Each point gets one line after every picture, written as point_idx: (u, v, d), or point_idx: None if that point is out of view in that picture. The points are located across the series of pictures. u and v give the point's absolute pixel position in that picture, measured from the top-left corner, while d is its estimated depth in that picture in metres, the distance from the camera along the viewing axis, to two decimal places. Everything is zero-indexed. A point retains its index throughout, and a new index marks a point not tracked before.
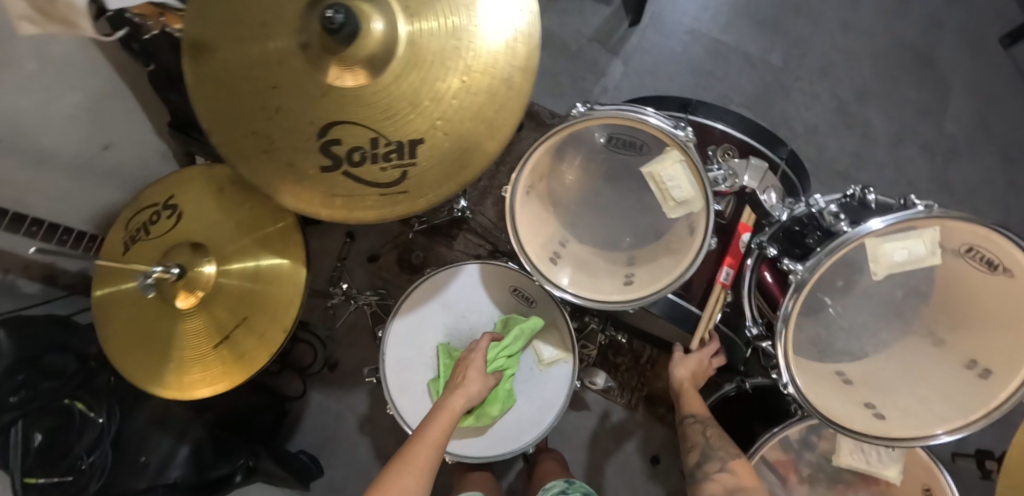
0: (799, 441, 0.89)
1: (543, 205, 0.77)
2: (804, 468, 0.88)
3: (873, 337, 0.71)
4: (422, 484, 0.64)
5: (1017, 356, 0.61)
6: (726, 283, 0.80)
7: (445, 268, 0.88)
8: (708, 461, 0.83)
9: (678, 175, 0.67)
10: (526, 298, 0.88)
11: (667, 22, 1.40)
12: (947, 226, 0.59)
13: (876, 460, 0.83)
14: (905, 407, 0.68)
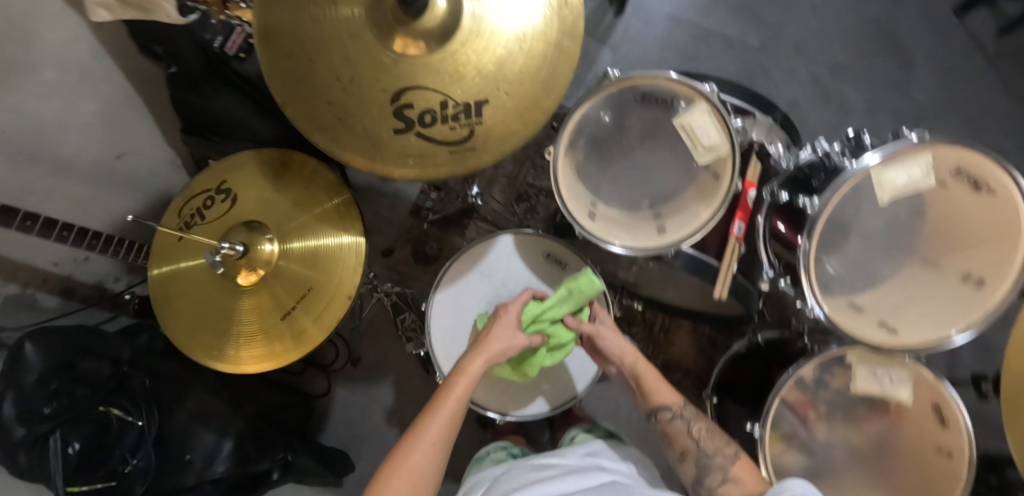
0: (815, 381, 0.95)
1: (574, 169, 0.83)
2: (822, 405, 0.96)
3: (880, 267, 0.77)
4: (436, 451, 0.71)
5: (1004, 262, 0.71)
6: (739, 235, 0.87)
7: (483, 240, 0.94)
8: (706, 473, 0.78)
9: (706, 124, 0.77)
10: (559, 262, 0.94)
11: (650, 11, 1.48)
12: (936, 149, 0.70)
13: (889, 383, 0.91)
14: (913, 322, 0.76)
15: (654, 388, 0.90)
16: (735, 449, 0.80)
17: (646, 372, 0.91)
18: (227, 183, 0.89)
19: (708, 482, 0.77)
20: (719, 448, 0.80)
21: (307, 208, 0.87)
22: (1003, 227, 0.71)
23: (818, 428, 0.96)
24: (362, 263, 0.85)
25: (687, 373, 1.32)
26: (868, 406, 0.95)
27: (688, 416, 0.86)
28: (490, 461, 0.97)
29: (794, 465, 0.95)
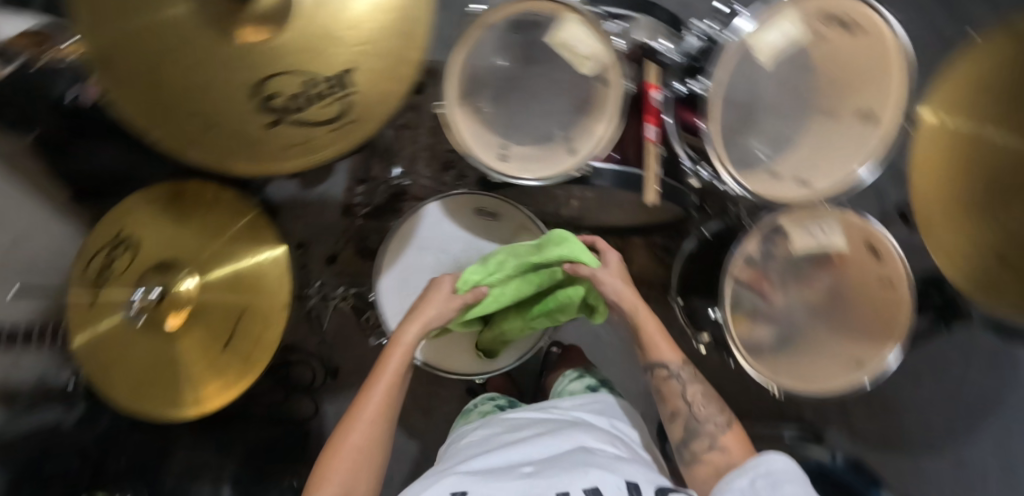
0: (762, 255, 1.00)
1: (475, 117, 0.81)
2: (772, 275, 1.01)
3: (786, 128, 0.83)
4: (374, 429, 0.75)
5: (887, 90, 0.76)
6: (654, 138, 0.87)
7: (408, 215, 0.92)
8: (694, 437, 0.81)
9: (580, 34, 0.77)
10: (489, 214, 0.95)
11: None
12: (798, 2, 0.75)
13: (823, 235, 0.96)
14: (826, 171, 0.80)
15: (656, 344, 0.88)
16: (727, 418, 0.83)
17: (650, 328, 0.89)
18: (124, 233, 0.85)
19: (694, 446, 0.80)
20: (710, 415, 0.83)
21: (217, 234, 0.91)
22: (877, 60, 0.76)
23: (773, 296, 1.02)
24: (289, 270, 0.94)
25: (652, 285, 1.36)
26: (814, 263, 1.00)
27: (684, 376, 0.86)
28: (478, 414, 0.99)
29: (763, 336, 1.01)
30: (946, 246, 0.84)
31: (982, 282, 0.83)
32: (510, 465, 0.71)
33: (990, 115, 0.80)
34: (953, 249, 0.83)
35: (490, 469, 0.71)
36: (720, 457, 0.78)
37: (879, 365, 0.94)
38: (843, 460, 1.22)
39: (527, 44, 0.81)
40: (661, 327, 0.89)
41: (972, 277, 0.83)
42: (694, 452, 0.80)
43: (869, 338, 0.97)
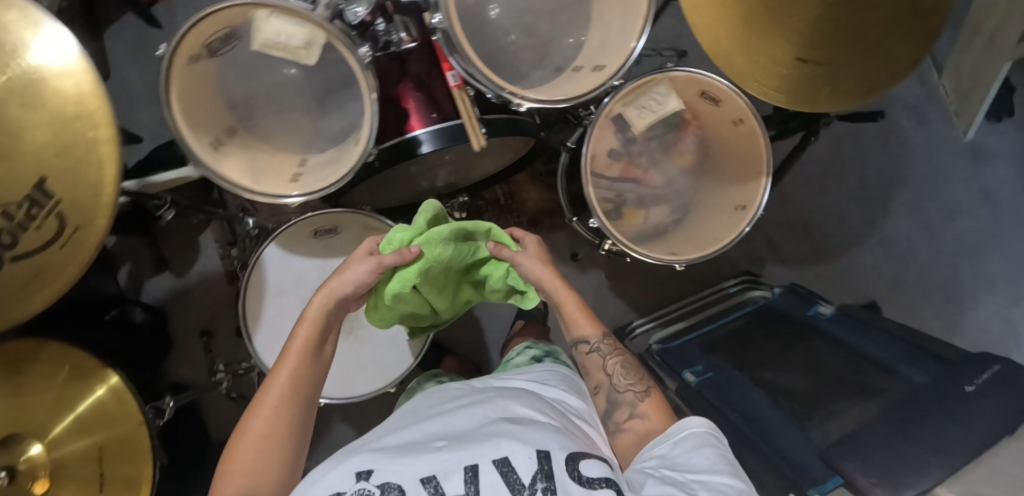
0: (622, 145, 1.01)
1: (247, 149, 0.79)
2: (639, 158, 1.04)
3: (569, 24, 0.90)
4: (281, 415, 0.70)
5: None
6: (458, 82, 0.83)
7: (245, 268, 0.80)
8: (615, 408, 0.85)
9: (280, 27, 0.69)
10: (330, 230, 0.82)
11: None
12: None
13: (660, 102, 0.95)
14: (610, 46, 0.87)
15: (577, 321, 0.93)
16: (645, 386, 0.86)
17: (568, 301, 0.94)
18: None
19: (615, 417, 0.84)
20: (626, 385, 0.87)
21: (43, 386, 0.87)
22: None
23: (649, 177, 1.05)
24: (133, 395, 0.89)
25: (552, 212, 1.36)
26: (671, 135, 1.04)
27: (604, 349, 0.91)
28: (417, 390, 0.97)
29: (658, 219, 1.05)
30: (756, 72, 0.71)
31: (803, 98, 0.71)
32: (427, 437, 0.70)
33: None
34: (763, 75, 0.71)
35: (403, 444, 0.70)
36: (639, 425, 0.82)
37: (759, 197, 0.96)
38: (782, 291, 1.27)
39: (250, 52, 0.75)
40: (582, 310, 0.93)
41: (795, 97, 0.71)
42: (617, 423, 0.83)
43: (743, 182, 1.01)
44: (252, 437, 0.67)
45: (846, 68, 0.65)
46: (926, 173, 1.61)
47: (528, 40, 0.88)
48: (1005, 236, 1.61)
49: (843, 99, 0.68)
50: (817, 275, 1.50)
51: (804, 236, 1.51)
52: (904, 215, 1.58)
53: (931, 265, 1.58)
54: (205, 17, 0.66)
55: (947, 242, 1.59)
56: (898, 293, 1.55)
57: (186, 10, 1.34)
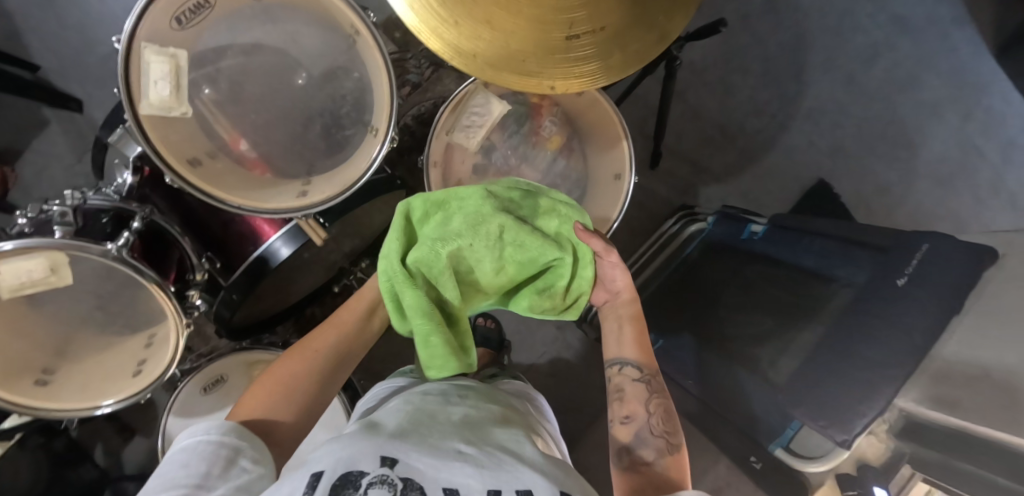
0: (482, 155, 0.95)
1: (73, 369, 0.76)
2: (506, 161, 0.97)
3: (347, 81, 0.86)
4: (310, 369, 0.69)
5: (343, 9, 0.78)
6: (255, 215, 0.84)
7: (157, 448, 0.86)
8: (640, 445, 0.69)
9: (15, 268, 0.63)
10: (214, 381, 0.91)
11: (96, 75, 1.30)
12: (147, 37, 0.72)
13: (482, 111, 0.90)
14: (378, 100, 0.85)
15: (624, 340, 0.81)
16: (677, 438, 0.70)
17: (625, 320, 0.83)
18: None
19: (637, 454, 0.68)
20: (652, 425, 0.70)
21: None
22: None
23: (523, 174, 0.98)
24: None
25: None
26: (529, 123, 0.98)
27: (645, 382, 0.76)
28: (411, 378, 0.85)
29: None
30: (510, 56, 0.61)
31: (597, 67, 0.62)
32: (448, 437, 0.56)
33: None
34: (539, 58, 0.61)
35: (418, 429, 0.56)
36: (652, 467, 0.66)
37: (629, 162, 0.92)
38: (716, 218, 1.25)
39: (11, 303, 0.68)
40: (642, 338, 0.81)
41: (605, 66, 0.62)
42: (635, 461, 0.67)
43: (611, 147, 0.95)
44: (291, 368, 0.68)
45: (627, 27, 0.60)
46: (830, 27, 1.52)
47: (312, 114, 0.86)
48: (930, 58, 1.52)
49: (656, 51, 0.61)
50: (754, 178, 1.45)
51: (724, 144, 1.46)
52: (821, 80, 1.51)
53: (865, 120, 1.51)
54: None
55: (874, 89, 1.52)
56: (842, 159, 1.49)
57: (40, 180, 1.28)
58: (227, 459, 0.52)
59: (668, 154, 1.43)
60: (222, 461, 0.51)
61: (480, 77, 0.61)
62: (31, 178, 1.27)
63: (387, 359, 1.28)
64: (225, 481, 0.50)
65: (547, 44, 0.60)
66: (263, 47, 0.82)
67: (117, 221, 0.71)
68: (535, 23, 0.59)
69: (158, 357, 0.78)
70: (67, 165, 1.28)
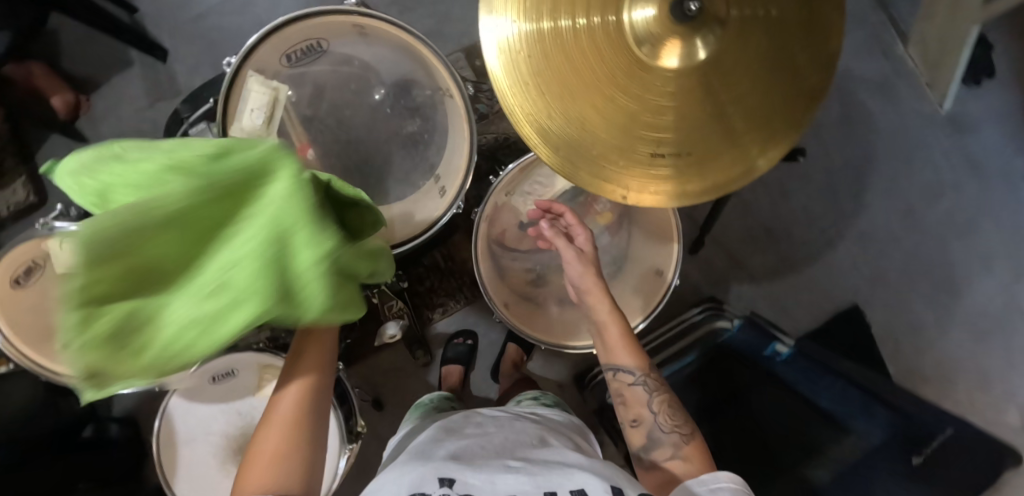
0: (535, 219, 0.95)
1: None
2: None
3: (424, 116, 0.87)
4: (287, 463, 0.55)
5: (435, 73, 0.85)
6: None
7: (154, 425, 0.81)
8: (653, 446, 0.72)
9: (78, 248, 0.67)
10: (227, 373, 0.83)
11: (186, 31, 1.34)
12: (258, 71, 0.79)
13: (546, 183, 0.95)
14: (450, 156, 0.87)
15: (613, 344, 0.79)
16: (691, 429, 0.73)
17: (607, 319, 0.79)
18: None
19: (653, 455, 0.72)
20: (666, 423, 0.74)
21: None
22: (398, 39, 0.83)
23: None
24: None
25: None
26: (584, 195, 0.97)
27: (648, 383, 0.77)
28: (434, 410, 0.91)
29: None
30: (587, 154, 0.62)
31: (670, 185, 0.63)
32: (494, 458, 0.63)
33: None
34: (618, 162, 0.62)
35: (476, 458, 0.63)
36: (678, 466, 0.69)
37: (674, 263, 0.95)
38: (742, 323, 1.16)
39: (63, 275, 0.71)
40: (627, 333, 0.79)
41: (681, 183, 0.62)
42: (655, 462, 0.71)
43: (658, 243, 0.97)
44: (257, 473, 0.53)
45: (710, 148, 0.61)
46: (901, 155, 1.50)
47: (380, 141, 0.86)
48: (993, 210, 1.49)
49: (736, 180, 0.63)
50: (788, 286, 1.43)
51: (768, 245, 1.44)
52: (880, 205, 1.48)
53: (915, 255, 1.47)
54: None
55: (930, 226, 1.48)
56: (881, 289, 1.46)
57: (110, 117, 1.32)
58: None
59: (711, 242, 1.43)
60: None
61: (553, 164, 0.62)
62: (101, 112, 1.32)
63: (386, 373, 1.27)
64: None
65: (629, 151, 0.61)
66: (343, 76, 0.84)
67: None
68: (625, 132, 0.61)
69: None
70: (137, 108, 1.32)
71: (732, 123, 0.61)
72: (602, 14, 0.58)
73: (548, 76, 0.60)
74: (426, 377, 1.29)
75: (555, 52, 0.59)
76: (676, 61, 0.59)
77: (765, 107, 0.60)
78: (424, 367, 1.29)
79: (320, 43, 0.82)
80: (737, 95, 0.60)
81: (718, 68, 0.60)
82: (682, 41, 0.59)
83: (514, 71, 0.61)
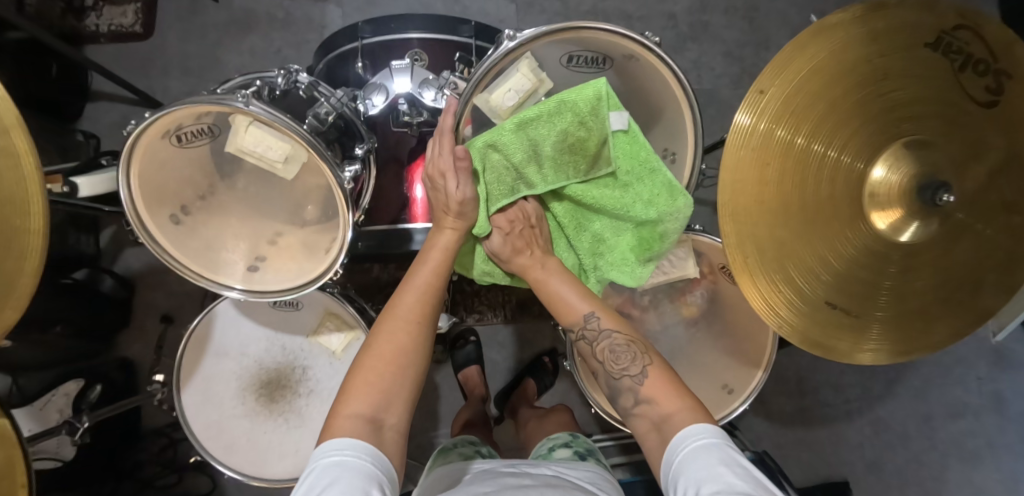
0: (629, 281, 0.92)
1: (210, 223, 0.69)
2: (643, 299, 0.93)
3: None
4: (392, 373, 0.57)
5: (676, 131, 0.75)
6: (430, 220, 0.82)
7: (192, 323, 0.81)
8: (619, 394, 0.66)
9: (262, 136, 0.61)
10: (291, 303, 0.82)
11: None
12: (533, 54, 0.66)
13: (671, 266, 0.89)
14: None
15: (562, 306, 0.72)
16: (643, 365, 0.65)
17: (545, 280, 0.74)
18: None
19: (621, 402, 0.65)
20: (628, 365, 0.66)
21: None
22: (663, 93, 0.72)
23: (649, 320, 0.94)
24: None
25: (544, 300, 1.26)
26: (682, 282, 0.94)
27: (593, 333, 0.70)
28: (459, 456, 0.82)
29: None
30: (760, 258, 0.64)
31: (804, 321, 0.66)
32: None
33: (845, 119, 0.59)
34: (778, 286, 0.65)
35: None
36: (648, 410, 0.62)
37: (750, 390, 0.94)
38: (752, 457, 1.18)
39: (221, 154, 0.65)
40: (577, 290, 0.73)
41: (816, 322, 0.66)
42: (623, 408, 0.65)
43: (736, 361, 0.95)
44: (360, 382, 0.56)
45: (857, 306, 0.66)
46: (944, 364, 1.48)
47: None
48: (1004, 451, 1.45)
49: (857, 346, 0.67)
50: (794, 438, 1.44)
51: (792, 392, 1.45)
52: (907, 402, 1.47)
53: (918, 462, 1.45)
54: (174, 109, 0.58)
55: (944, 443, 1.46)
56: (876, 478, 1.44)
57: None
58: (377, 478, 0.48)
59: None
60: (382, 475, 0.49)
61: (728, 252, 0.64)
62: None
63: None
64: (381, 490, 0.47)
65: (796, 272, 0.65)
66: None
67: (344, 136, 0.69)
68: (798, 267, 0.64)
69: (280, 263, 0.72)
70: None
71: (879, 307, 0.65)
72: (850, 159, 0.61)
73: (770, 188, 0.62)
74: (433, 373, 1.24)
75: (790, 168, 0.61)
76: (885, 226, 0.64)
77: (912, 311, 0.65)
78: (436, 363, 1.25)
79: (605, 61, 0.69)
80: (906, 284, 0.65)
81: (910, 255, 0.64)
82: (900, 213, 0.64)
83: (743, 163, 0.62)
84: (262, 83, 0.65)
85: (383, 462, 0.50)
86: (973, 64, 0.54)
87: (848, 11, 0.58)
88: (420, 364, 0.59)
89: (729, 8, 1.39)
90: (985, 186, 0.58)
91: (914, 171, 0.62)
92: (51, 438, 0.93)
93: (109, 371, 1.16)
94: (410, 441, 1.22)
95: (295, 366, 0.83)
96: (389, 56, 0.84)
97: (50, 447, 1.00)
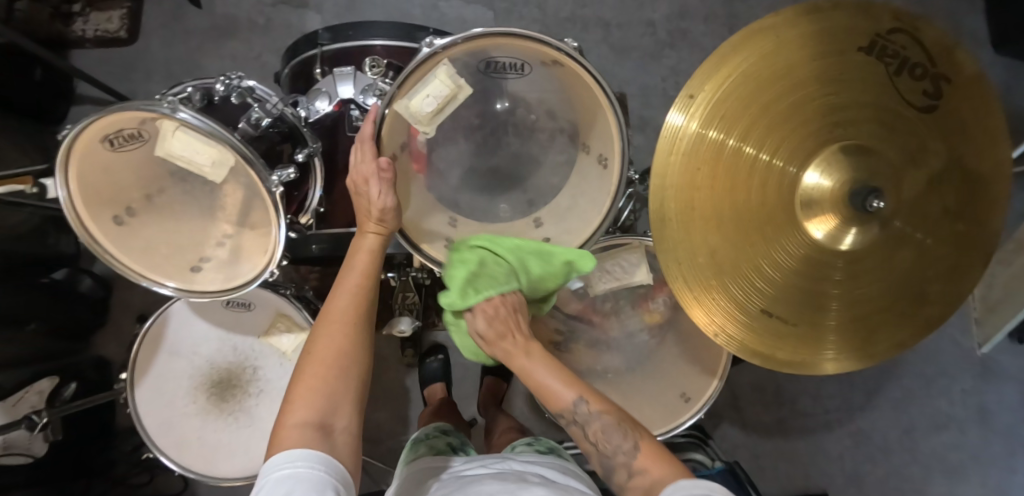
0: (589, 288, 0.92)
1: (151, 224, 0.72)
2: (603, 305, 0.93)
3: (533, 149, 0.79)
4: (337, 378, 0.58)
5: (608, 137, 0.75)
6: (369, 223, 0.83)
7: (146, 321, 0.83)
8: (613, 471, 0.63)
9: (190, 141, 0.63)
10: (243, 304, 0.83)
11: None
12: (450, 63, 0.68)
13: (624, 272, 0.89)
14: (556, 211, 0.81)
15: (546, 391, 0.67)
16: (634, 440, 0.62)
17: (529, 369, 0.67)
18: None
19: (617, 482, 0.63)
20: (620, 441, 0.63)
21: None
22: (590, 97, 0.73)
23: (608, 326, 0.94)
24: None
25: None
26: (643, 289, 0.94)
27: (582, 411, 0.65)
28: (428, 447, 0.82)
29: (605, 367, 0.95)
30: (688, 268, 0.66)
31: (739, 322, 0.67)
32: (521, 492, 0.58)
33: (777, 125, 0.59)
34: (712, 292, 0.66)
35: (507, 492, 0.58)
36: (641, 483, 0.60)
37: (706, 399, 0.93)
38: (721, 466, 1.16)
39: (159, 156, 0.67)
40: (554, 366, 0.68)
41: (752, 328, 0.67)
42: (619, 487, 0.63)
43: (697, 369, 0.95)
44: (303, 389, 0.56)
45: (797, 314, 0.65)
46: (928, 376, 1.46)
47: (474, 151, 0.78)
48: (989, 466, 1.43)
49: (796, 351, 0.67)
50: (772, 448, 1.43)
51: (770, 401, 1.44)
52: (888, 413, 1.45)
53: (898, 474, 1.43)
54: (106, 115, 0.60)
55: (926, 455, 1.44)
56: (856, 491, 1.42)
57: None
58: (332, 487, 0.49)
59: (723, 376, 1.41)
60: (336, 480, 0.51)
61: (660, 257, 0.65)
62: None
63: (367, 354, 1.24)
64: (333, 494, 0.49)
65: (732, 277, 0.65)
66: (528, 103, 0.74)
67: (289, 139, 0.73)
68: (734, 274, 0.65)
69: (221, 265, 0.74)
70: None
71: (823, 315, 0.65)
72: (783, 163, 0.60)
73: (702, 192, 0.62)
74: (404, 377, 1.25)
75: (721, 174, 0.61)
76: (822, 234, 0.63)
77: (857, 318, 0.65)
78: (407, 367, 1.25)
79: (525, 67, 0.71)
80: (849, 293, 0.64)
81: (852, 264, 0.63)
82: (836, 220, 0.62)
83: (674, 172, 0.63)
84: (198, 88, 0.68)
85: (335, 466, 0.52)
86: (910, 67, 0.55)
87: (780, 14, 0.57)
88: (364, 365, 0.61)
89: (709, 16, 1.40)
90: (924, 193, 0.58)
91: (850, 177, 0.60)
92: (14, 432, 0.95)
93: (86, 370, 1.18)
94: (379, 444, 1.23)
95: (247, 365, 0.85)
96: (347, 61, 0.85)
97: (22, 443, 0.99)
